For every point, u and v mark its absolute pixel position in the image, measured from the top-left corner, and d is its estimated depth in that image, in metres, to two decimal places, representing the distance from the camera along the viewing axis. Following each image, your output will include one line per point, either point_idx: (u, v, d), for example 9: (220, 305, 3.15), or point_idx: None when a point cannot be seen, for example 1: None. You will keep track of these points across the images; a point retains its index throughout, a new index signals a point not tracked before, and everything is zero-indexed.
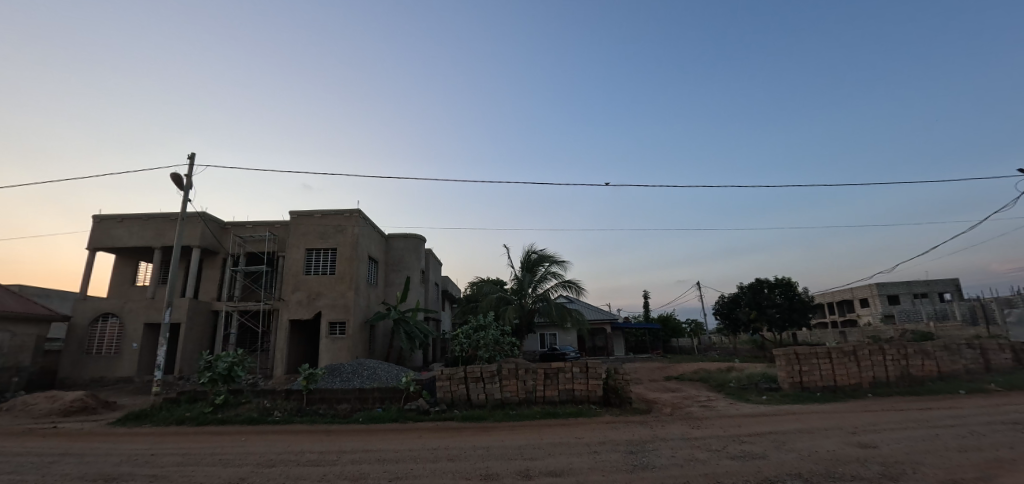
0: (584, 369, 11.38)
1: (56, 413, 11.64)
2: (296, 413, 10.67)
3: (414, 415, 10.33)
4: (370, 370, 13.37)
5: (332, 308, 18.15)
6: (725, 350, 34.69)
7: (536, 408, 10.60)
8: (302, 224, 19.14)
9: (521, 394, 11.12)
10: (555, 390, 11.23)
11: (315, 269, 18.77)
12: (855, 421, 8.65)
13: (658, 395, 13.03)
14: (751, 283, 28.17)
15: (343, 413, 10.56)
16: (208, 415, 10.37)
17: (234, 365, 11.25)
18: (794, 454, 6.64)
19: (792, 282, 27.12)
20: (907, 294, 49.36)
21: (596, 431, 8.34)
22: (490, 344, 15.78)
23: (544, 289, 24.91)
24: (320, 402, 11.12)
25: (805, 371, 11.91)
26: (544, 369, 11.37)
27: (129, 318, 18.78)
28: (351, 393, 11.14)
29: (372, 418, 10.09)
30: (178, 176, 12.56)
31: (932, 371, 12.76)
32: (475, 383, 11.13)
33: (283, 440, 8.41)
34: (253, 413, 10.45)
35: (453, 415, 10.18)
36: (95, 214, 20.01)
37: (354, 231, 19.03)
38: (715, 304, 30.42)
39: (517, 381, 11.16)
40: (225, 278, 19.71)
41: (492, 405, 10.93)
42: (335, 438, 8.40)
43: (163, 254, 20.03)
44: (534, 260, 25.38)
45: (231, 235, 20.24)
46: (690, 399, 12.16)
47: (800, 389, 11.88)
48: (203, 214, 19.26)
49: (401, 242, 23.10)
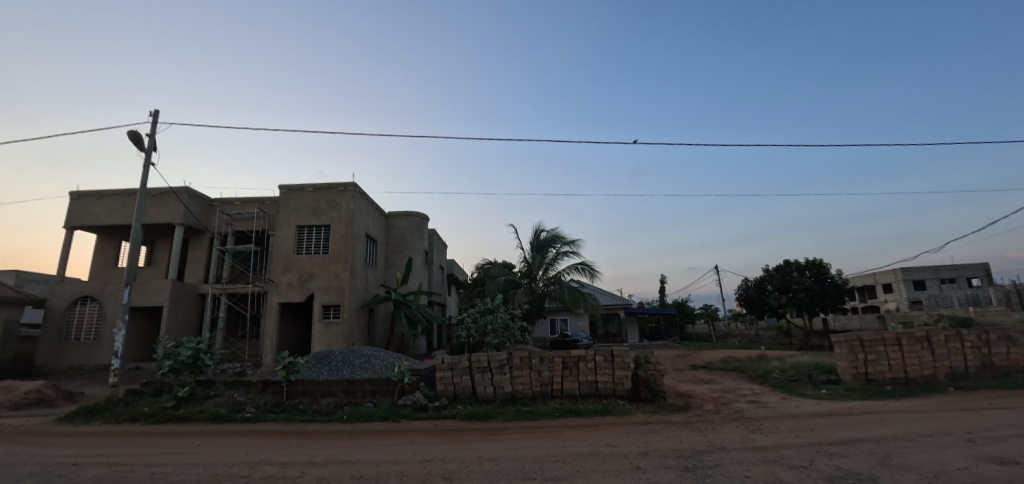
0: (609, 358, 9.66)
1: (5, 406, 10.16)
2: (273, 407, 9.09)
3: (409, 412, 8.67)
4: (362, 359, 11.81)
5: (325, 290, 16.58)
6: (746, 337, 32.75)
7: (554, 405, 8.93)
8: (292, 199, 17.52)
9: (534, 387, 9.47)
10: (574, 382, 9.56)
11: (307, 248, 17.18)
12: (962, 424, 6.84)
13: (691, 388, 11.29)
14: (778, 266, 26.21)
15: (327, 409, 8.96)
16: (168, 410, 8.84)
17: (201, 351, 9.71)
18: (914, 475, 4.88)
19: (824, 264, 25.14)
20: (934, 279, 46.84)
21: (633, 436, 6.67)
22: (499, 328, 14.13)
23: (556, 272, 23.22)
24: (302, 395, 9.59)
25: (871, 360, 10.07)
26: (562, 357, 9.67)
27: (109, 302, 17.38)
28: (337, 385, 9.56)
29: (359, 416, 8.46)
30: (137, 134, 10.87)
31: (1018, 360, 10.84)
32: (481, 374, 9.48)
33: (244, 446, 6.78)
34: (221, 409, 8.89)
35: (455, 413, 8.52)
36: (73, 190, 18.57)
37: (349, 207, 17.35)
38: (739, 288, 28.54)
39: (531, 372, 9.49)
40: (211, 259, 18.21)
41: (501, 400, 9.30)
42: (308, 444, 6.76)
43: (145, 233, 18.53)
44: (545, 240, 23.71)
45: (218, 212, 18.72)
46: (733, 393, 10.39)
47: (866, 382, 10.05)
48: (188, 190, 17.78)
49: (402, 221, 21.42)
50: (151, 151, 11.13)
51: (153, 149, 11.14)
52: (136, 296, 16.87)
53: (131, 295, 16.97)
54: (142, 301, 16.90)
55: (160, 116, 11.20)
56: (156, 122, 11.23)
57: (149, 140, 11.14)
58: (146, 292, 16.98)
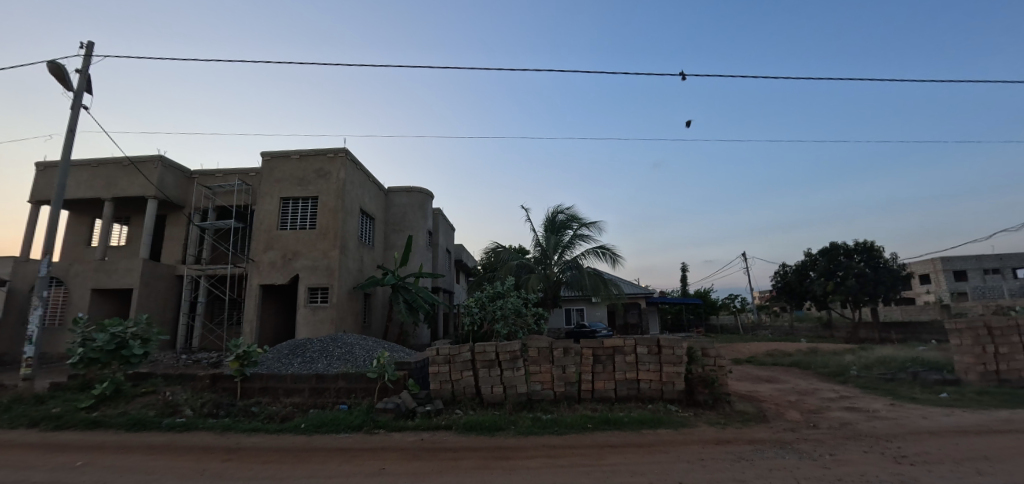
0: (653, 350, 7.34)
1: None
2: (216, 410, 6.98)
3: (391, 420, 6.45)
4: (344, 349, 9.73)
5: (312, 271, 14.51)
6: (779, 329, 29.89)
7: (585, 412, 6.67)
8: (276, 167, 15.42)
9: (557, 387, 7.21)
10: (609, 380, 7.30)
11: (292, 222, 15.09)
12: None
13: (754, 388, 8.90)
14: (823, 249, 23.54)
15: (284, 414, 6.80)
16: (79, 412, 6.81)
17: (128, 338, 7.65)
18: None
19: (877, 247, 22.33)
20: (976, 269, 43.20)
21: (719, 468, 4.35)
22: (509, 315, 11.96)
23: (573, 256, 20.92)
24: (260, 394, 7.52)
25: (1003, 355, 7.64)
26: (593, 349, 7.37)
27: (75, 283, 15.26)
28: (303, 382, 7.44)
29: (323, 424, 6.28)
30: (60, 69, 8.77)
31: None
32: (488, 370, 7.25)
33: (142, 473, 4.65)
34: (147, 412, 6.81)
35: (451, 422, 6.28)
36: (39, 161, 16.69)
37: (340, 176, 15.19)
38: (776, 275, 25.96)
39: (552, 368, 7.24)
40: (190, 238, 16.28)
41: (513, 404, 7.09)
42: (228, 473, 4.57)
43: (118, 208, 16.66)
44: (561, 221, 21.45)
45: (197, 185, 16.75)
46: (814, 396, 8.00)
47: (997, 383, 7.60)
48: (161, 159, 15.82)
49: (404, 198, 19.31)
50: (80, 91, 9.01)
51: (82, 88, 9.03)
52: (105, 277, 15.01)
53: (99, 276, 15.10)
54: (110, 283, 15.04)
55: (93, 48, 9.08)
56: (88, 56, 9.10)
57: (79, 79, 9.03)
58: (115, 273, 15.08)
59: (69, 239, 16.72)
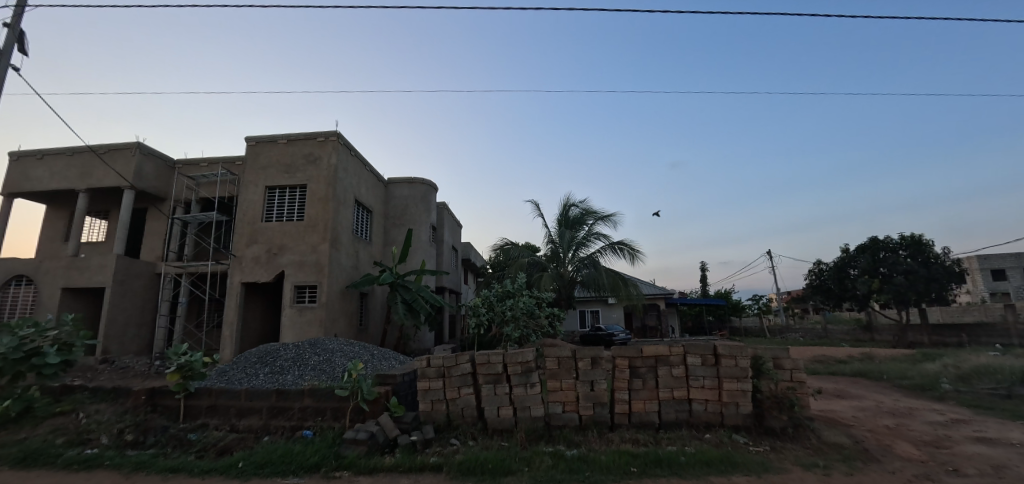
0: (709, 362, 5.59)
1: None
2: (142, 438, 5.39)
3: (362, 455, 4.78)
4: (322, 357, 8.13)
5: (299, 267, 13.00)
6: (811, 331, 27.69)
7: (624, 446, 4.95)
8: (261, 153, 13.97)
9: (585, 411, 5.49)
10: (650, 400, 5.57)
11: (278, 214, 13.61)
12: None
13: (828, 407, 7.11)
14: (864, 245, 21.46)
15: (226, 444, 5.19)
16: None
17: (43, 344, 6.14)
18: None
19: (926, 241, 20.12)
20: (1017, 268, 40.12)
21: None
22: (521, 317, 10.24)
23: (588, 252, 19.15)
24: (206, 414, 5.94)
25: None
26: (630, 360, 5.65)
27: (45, 281, 13.93)
28: (259, 400, 5.83)
29: (271, 462, 4.65)
30: None
31: None
32: (493, 387, 5.57)
33: None
34: (48, 441, 5.23)
35: (444, 460, 4.62)
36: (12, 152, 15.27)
37: (331, 162, 13.66)
38: (809, 273, 23.93)
39: (578, 385, 5.53)
40: (171, 232, 14.89)
41: (526, 432, 5.40)
42: None
43: (96, 201, 15.31)
44: (575, 216, 19.76)
45: (180, 175, 15.38)
46: (918, 420, 6.18)
47: None
48: (139, 146, 14.47)
49: (404, 189, 17.77)
50: (8, 47, 7.55)
51: (9, 44, 7.55)
52: (78, 275, 13.65)
53: (71, 274, 13.76)
54: (82, 281, 13.67)
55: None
56: (19, 6, 7.65)
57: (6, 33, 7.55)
58: (87, 271, 13.70)
59: (45, 233, 15.43)
